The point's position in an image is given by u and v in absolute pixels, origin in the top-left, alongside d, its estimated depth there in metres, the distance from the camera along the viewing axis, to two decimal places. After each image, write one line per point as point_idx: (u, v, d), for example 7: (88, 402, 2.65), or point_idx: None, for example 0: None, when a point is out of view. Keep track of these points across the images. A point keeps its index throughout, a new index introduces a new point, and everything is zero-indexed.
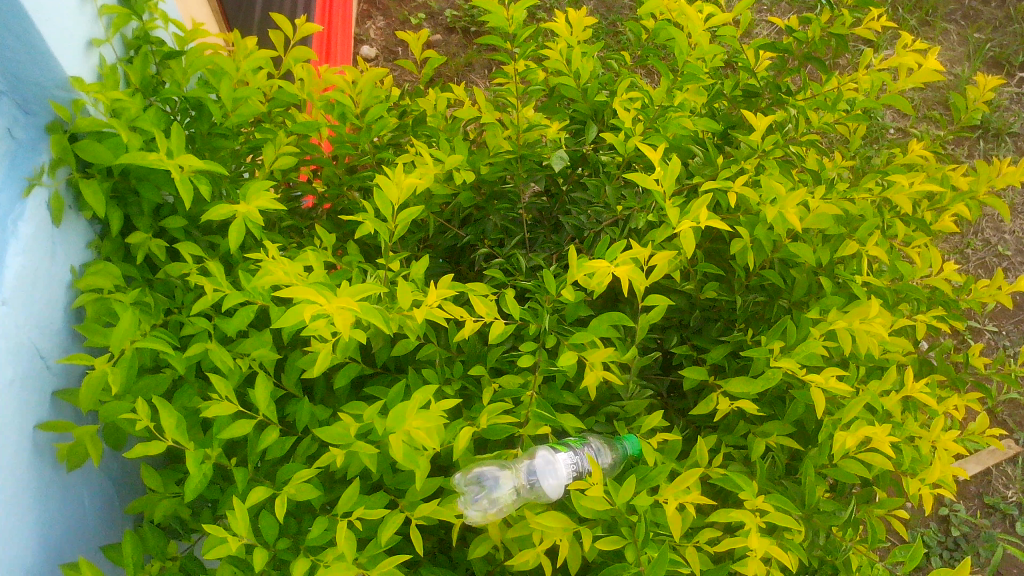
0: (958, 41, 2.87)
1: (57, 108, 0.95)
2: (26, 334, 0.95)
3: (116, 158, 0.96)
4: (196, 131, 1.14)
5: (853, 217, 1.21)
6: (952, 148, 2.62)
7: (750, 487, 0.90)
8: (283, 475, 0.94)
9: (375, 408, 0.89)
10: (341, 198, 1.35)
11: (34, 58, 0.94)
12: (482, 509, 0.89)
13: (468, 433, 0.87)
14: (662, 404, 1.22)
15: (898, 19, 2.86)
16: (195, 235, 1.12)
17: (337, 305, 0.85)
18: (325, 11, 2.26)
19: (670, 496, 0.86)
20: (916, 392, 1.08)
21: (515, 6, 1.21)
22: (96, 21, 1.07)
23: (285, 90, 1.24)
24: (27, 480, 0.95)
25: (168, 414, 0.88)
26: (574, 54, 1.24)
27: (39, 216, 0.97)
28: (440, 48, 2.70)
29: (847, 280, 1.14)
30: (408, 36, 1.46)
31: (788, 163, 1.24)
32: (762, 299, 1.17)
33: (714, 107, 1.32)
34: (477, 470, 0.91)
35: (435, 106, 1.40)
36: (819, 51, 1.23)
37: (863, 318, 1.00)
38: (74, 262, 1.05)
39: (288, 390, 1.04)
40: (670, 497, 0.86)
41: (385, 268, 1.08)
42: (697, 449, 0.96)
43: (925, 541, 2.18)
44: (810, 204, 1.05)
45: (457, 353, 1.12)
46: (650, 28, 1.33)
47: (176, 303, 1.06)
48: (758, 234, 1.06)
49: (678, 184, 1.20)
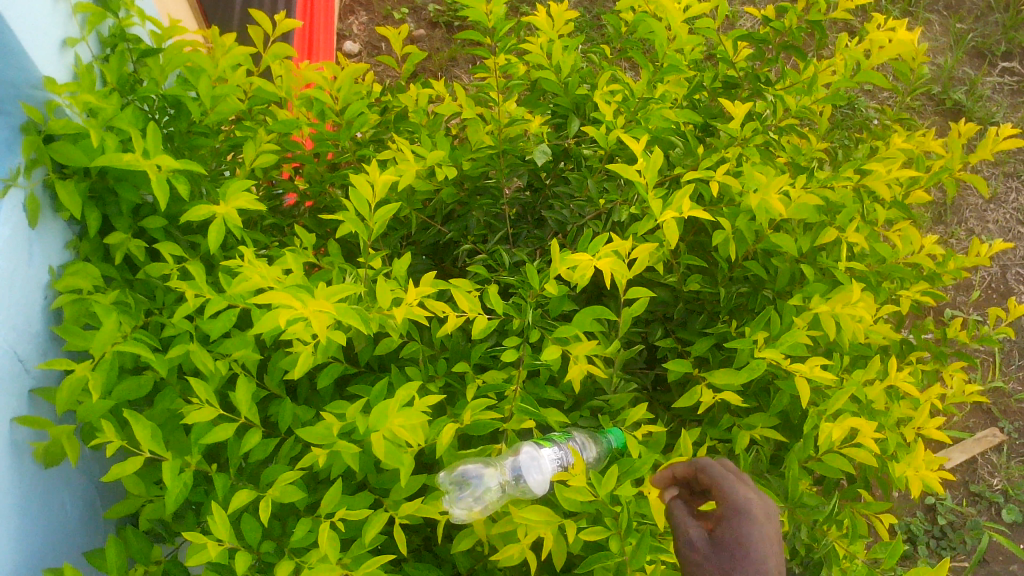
0: (940, 32, 2.88)
1: (29, 110, 0.95)
2: (4, 338, 0.94)
3: (91, 160, 0.97)
4: (174, 129, 1.14)
5: (835, 207, 1.22)
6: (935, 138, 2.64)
7: (736, 473, 0.90)
8: (267, 477, 0.95)
9: (358, 406, 0.89)
10: (323, 195, 1.34)
11: (7, 57, 0.93)
12: (467, 507, 0.90)
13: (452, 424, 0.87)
14: (647, 399, 1.22)
15: (881, 10, 2.86)
16: (175, 235, 1.12)
17: (313, 307, 0.86)
18: (307, 5, 2.24)
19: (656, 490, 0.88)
20: (899, 380, 1.09)
21: (495, 1, 1.21)
22: (70, 19, 1.05)
23: (265, 88, 1.23)
24: (10, 483, 0.94)
25: (143, 426, 0.89)
26: (556, 48, 1.24)
27: (15, 217, 0.96)
28: (423, 42, 2.69)
29: (829, 269, 1.15)
30: (388, 31, 1.44)
31: (770, 154, 1.24)
32: (745, 290, 1.17)
33: (695, 98, 1.32)
34: (461, 468, 0.91)
35: (418, 102, 1.39)
36: (799, 40, 1.22)
37: (846, 303, 1.02)
38: (52, 263, 1.04)
39: (271, 390, 1.05)
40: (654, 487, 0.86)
41: (366, 265, 1.08)
42: (682, 440, 0.96)
43: (910, 530, 2.19)
44: (792, 193, 1.06)
45: (440, 350, 1.12)
46: (629, 21, 1.33)
47: (157, 304, 1.06)
48: (740, 226, 1.07)
49: (660, 177, 1.21)
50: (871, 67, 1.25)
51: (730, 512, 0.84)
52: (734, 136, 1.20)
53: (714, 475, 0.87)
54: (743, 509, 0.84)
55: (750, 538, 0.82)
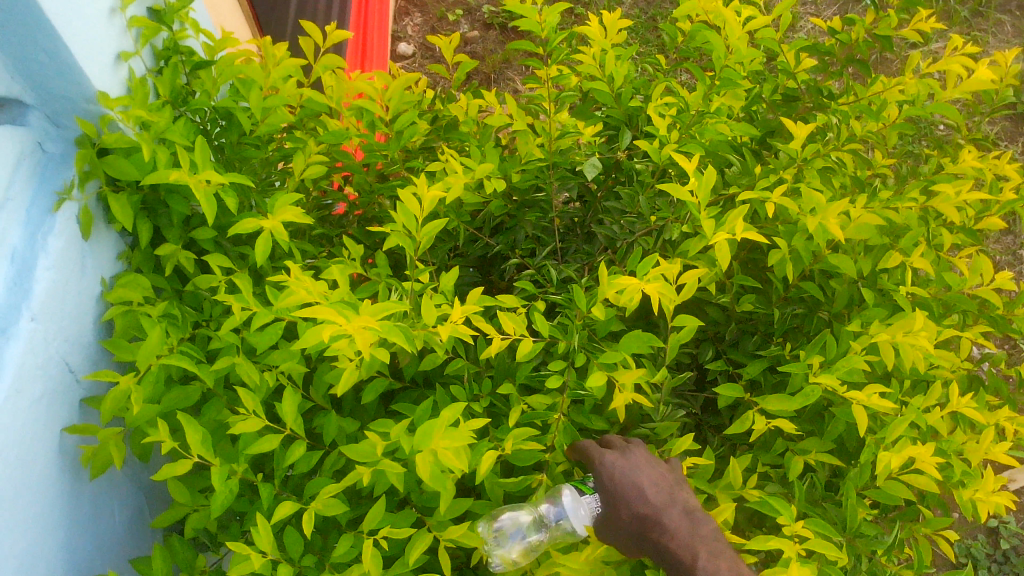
0: (1013, 32, 2.76)
1: (83, 124, 0.96)
2: (57, 349, 0.95)
3: (141, 174, 0.98)
4: (225, 141, 1.15)
5: (898, 226, 1.17)
6: (1004, 145, 2.54)
7: (788, 510, 0.87)
8: (311, 491, 0.94)
9: (401, 425, 0.88)
10: (372, 205, 1.34)
11: (62, 73, 0.94)
12: (505, 555, 0.92)
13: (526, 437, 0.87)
14: (696, 421, 1.19)
15: (949, 11, 2.76)
16: (224, 246, 1.12)
17: (357, 324, 0.84)
18: (362, 10, 2.25)
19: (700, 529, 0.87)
20: (963, 408, 1.02)
21: (547, 10, 1.19)
22: (125, 33, 1.06)
23: (315, 99, 1.23)
24: (61, 493, 0.95)
25: (194, 430, 0.90)
26: (608, 58, 1.21)
27: (69, 229, 0.98)
28: (477, 44, 2.67)
29: (891, 291, 1.10)
30: (440, 40, 1.43)
31: (830, 170, 1.20)
32: (801, 311, 1.14)
33: (753, 110, 1.28)
34: (499, 520, 0.95)
35: (467, 112, 1.36)
36: (862, 51, 1.17)
37: (908, 331, 0.98)
38: (105, 274, 1.06)
39: (317, 403, 1.05)
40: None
41: (413, 280, 1.07)
42: (733, 469, 0.94)
43: (972, 554, 2.11)
44: (852, 213, 1.01)
45: (485, 367, 1.10)
46: (686, 31, 1.30)
47: (205, 316, 1.06)
48: (797, 245, 1.03)
49: (715, 192, 1.18)
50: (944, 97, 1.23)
51: (627, 495, 0.90)
52: (792, 157, 1.16)
53: (605, 466, 0.92)
54: (639, 485, 0.91)
55: (649, 513, 0.89)
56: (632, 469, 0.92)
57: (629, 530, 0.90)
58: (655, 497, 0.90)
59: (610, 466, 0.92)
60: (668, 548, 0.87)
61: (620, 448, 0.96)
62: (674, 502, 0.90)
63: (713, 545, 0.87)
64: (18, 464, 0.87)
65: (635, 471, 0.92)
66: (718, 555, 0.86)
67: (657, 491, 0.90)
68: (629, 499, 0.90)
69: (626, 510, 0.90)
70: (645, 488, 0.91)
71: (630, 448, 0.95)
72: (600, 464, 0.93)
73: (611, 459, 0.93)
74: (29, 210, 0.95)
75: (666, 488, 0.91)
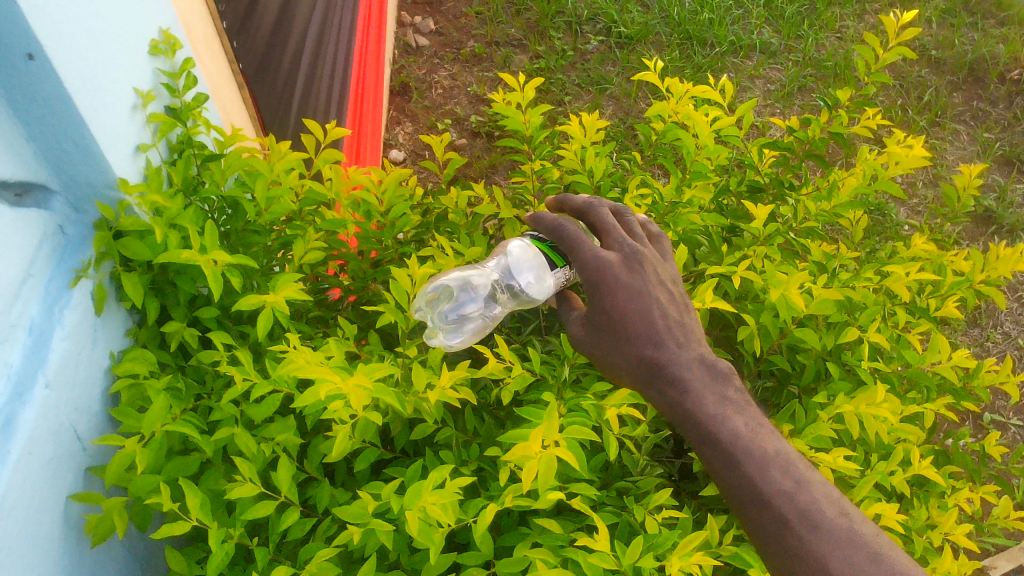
0: (968, 141, 2.95)
1: (101, 208, 1.04)
2: (66, 416, 1.00)
3: (154, 255, 1.05)
4: (231, 228, 1.23)
5: (856, 303, 1.26)
6: (966, 244, 2.66)
7: (761, 563, 0.95)
8: (305, 554, 0.98)
9: (392, 486, 0.94)
10: (366, 289, 1.41)
11: (87, 160, 1.03)
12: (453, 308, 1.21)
13: (541, 440, 0.89)
14: (674, 486, 1.23)
15: (908, 119, 2.95)
16: (226, 324, 1.19)
17: (353, 382, 0.95)
18: (356, 117, 2.39)
19: (675, 560, 0.90)
20: (924, 472, 1.10)
21: (531, 111, 1.34)
22: (144, 128, 1.16)
23: (316, 190, 1.32)
24: (62, 558, 0.98)
25: (192, 496, 0.94)
26: (588, 154, 1.33)
27: (84, 304, 1.04)
28: (466, 151, 2.81)
29: (854, 366, 1.19)
30: (432, 139, 1.54)
31: (792, 253, 1.30)
32: (770, 383, 1.26)
33: (721, 201, 1.39)
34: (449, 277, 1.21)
35: (457, 203, 1.45)
36: (819, 148, 1.31)
37: (870, 402, 1.06)
38: (113, 349, 1.11)
39: (310, 473, 1.09)
40: (676, 561, 0.90)
41: (404, 354, 1.14)
42: (708, 525, 0.98)
43: None
44: (814, 291, 1.12)
45: (473, 437, 1.16)
46: (659, 130, 1.42)
47: (206, 389, 1.12)
48: (764, 321, 1.13)
49: (687, 272, 1.28)
50: (891, 180, 1.32)
51: (633, 320, 1.03)
52: (756, 237, 1.30)
53: (614, 284, 1.03)
54: (646, 309, 1.03)
55: (658, 350, 1.01)
56: (639, 288, 1.03)
57: (635, 363, 1.02)
58: (668, 339, 1.02)
59: (614, 283, 1.03)
60: (677, 395, 1.00)
61: (623, 253, 1.06)
62: (688, 351, 1.02)
63: (721, 391, 1.00)
64: (25, 524, 0.91)
65: (643, 290, 1.03)
66: (740, 414, 0.98)
67: (669, 332, 1.02)
68: (639, 333, 1.02)
69: (632, 336, 1.02)
70: (657, 327, 1.02)
71: (638, 261, 1.05)
72: (606, 276, 1.03)
73: (621, 277, 1.04)
74: (48, 285, 1.02)
75: (677, 328, 1.03)
